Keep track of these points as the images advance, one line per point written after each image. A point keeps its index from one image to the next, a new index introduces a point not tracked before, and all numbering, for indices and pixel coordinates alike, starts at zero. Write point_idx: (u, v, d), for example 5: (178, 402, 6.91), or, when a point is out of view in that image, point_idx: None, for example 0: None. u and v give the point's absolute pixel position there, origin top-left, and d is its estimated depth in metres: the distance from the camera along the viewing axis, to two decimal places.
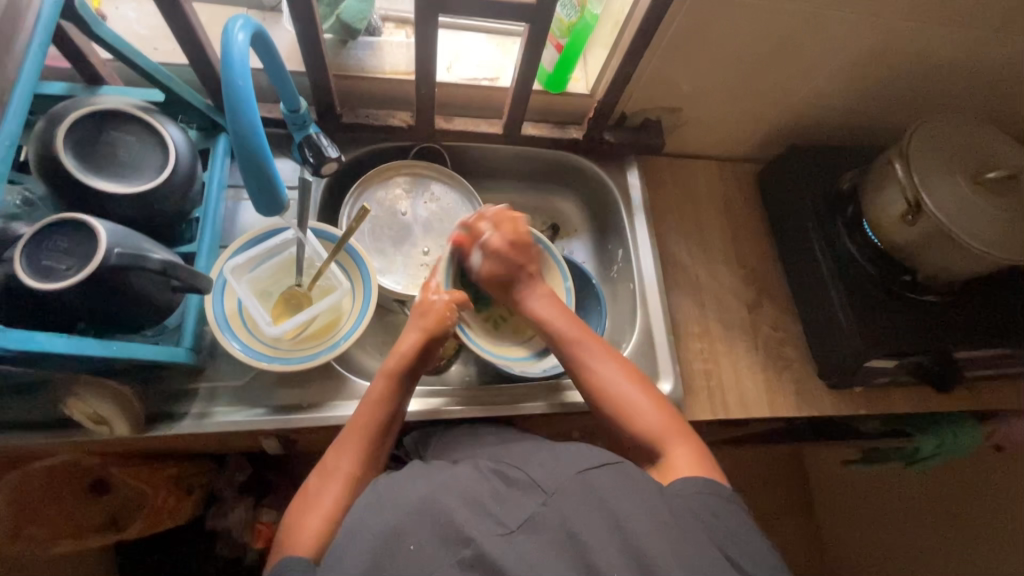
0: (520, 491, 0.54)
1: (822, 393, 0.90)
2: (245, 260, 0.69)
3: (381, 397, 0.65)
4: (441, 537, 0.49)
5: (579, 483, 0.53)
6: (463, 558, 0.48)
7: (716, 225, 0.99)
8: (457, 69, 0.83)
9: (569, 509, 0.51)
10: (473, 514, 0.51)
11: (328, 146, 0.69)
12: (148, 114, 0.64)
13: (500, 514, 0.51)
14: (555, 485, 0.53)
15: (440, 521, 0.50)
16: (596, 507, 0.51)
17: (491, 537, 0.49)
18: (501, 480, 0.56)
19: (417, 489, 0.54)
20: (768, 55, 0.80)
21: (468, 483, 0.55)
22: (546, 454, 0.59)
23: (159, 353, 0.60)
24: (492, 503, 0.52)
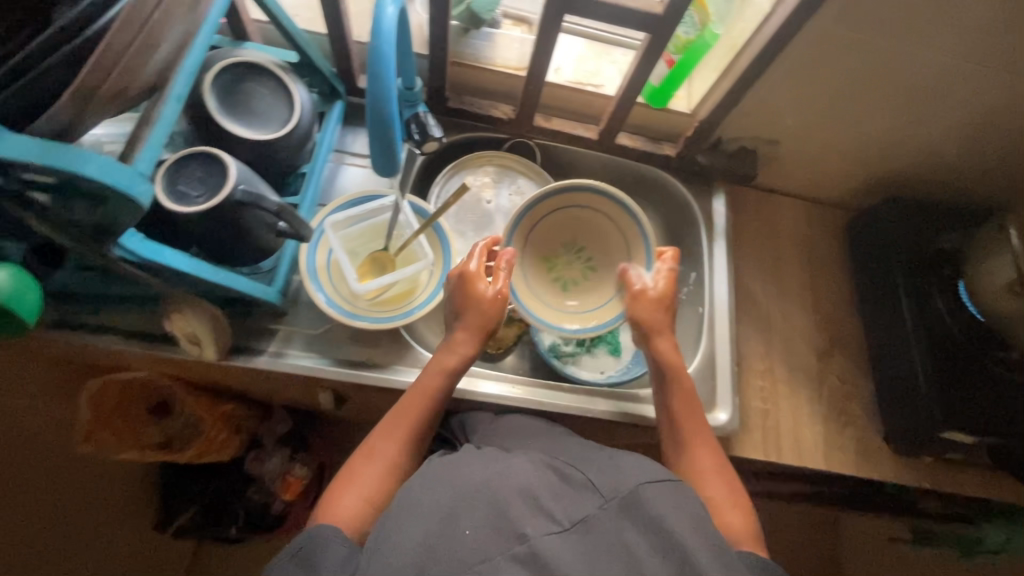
0: (577, 491, 0.53)
1: (884, 457, 0.86)
2: (344, 218, 0.74)
3: (432, 393, 0.67)
4: (496, 528, 0.49)
5: (642, 495, 0.51)
6: (515, 553, 0.48)
7: (797, 264, 0.96)
8: (565, 72, 0.85)
9: (627, 521, 0.50)
10: (528, 510, 0.50)
11: (432, 123, 0.74)
12: (283, 71, 0.69)
13: (555, 510, 0.51)
14: (614, 492, 0.53)
15: (496, 511, 0.50)
16: (652, 521, 0.50)
17: (544, 535, 0.49)
18: (558, 476, 0.55)
19: (476, 474, 0.54)
20: (887, 101, 0.78)
21: (527, 476, 0.54)
22: (607, 462, 0.58)
23: (253, 289, 0.64)
24: (547, 501, 0.51)
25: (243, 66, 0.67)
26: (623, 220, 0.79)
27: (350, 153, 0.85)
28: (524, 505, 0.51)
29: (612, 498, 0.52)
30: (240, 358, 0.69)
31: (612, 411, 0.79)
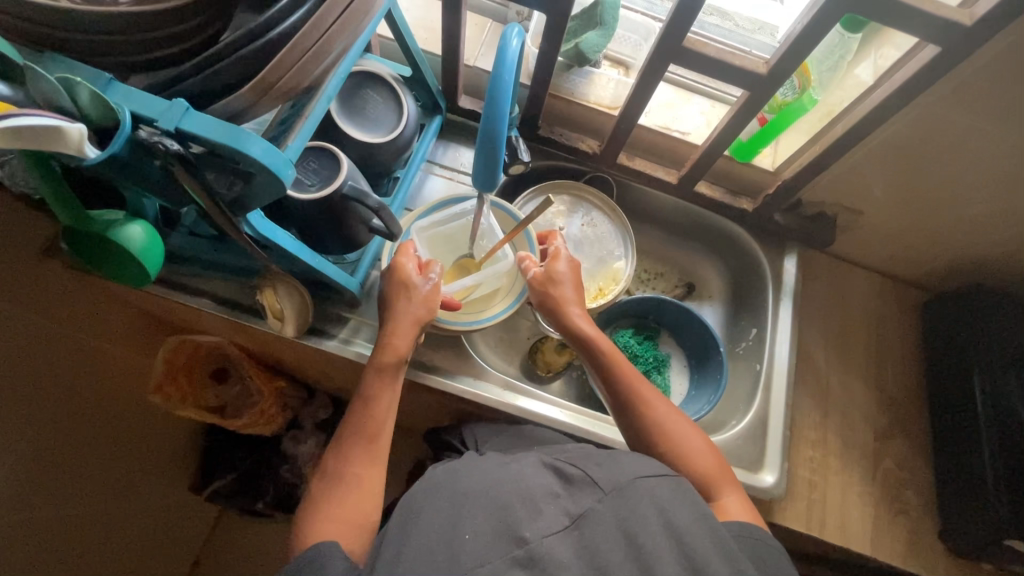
0: (576, 489, 0.54)
1: (937, 554, 0.81)
2: (430, 224, 0.77)
3: (378, 396, 0.64)
4: (495, 531, 0.49)
5: (641, 487, 0.52)
6: (514, 556, 0.48)
7: (862, 336, 0.94)
8: (655, 116, 0.88)
9: (627, 510, 0.51)
10: (527, 511, 0.51)
11: (523, 149, 0.81)
12: (397, 83, 0.75)
13: (550, 509, 0.51)
14: (612, 486, 0.53)
15: (493, 505, 0.52)
16: (652, 510, 0.50)
17: (541, 535, 0.49)
18: (558, 476, 0.56)
19: (472, 479, 0.56)
20: (984, 185, 0.76)
21: (523, 477, 0.55)
22: (604, 455, 0.58)
23: (339, 277, 0.69)
24: (546, 500, 0.52)
25: (362, 74, 0.74)
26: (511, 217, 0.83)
27: (439, 164, 0.90)
28: (525, 506, 0.51)
29: (610, 490, 0.52)
30: (313, 338, 0.74)
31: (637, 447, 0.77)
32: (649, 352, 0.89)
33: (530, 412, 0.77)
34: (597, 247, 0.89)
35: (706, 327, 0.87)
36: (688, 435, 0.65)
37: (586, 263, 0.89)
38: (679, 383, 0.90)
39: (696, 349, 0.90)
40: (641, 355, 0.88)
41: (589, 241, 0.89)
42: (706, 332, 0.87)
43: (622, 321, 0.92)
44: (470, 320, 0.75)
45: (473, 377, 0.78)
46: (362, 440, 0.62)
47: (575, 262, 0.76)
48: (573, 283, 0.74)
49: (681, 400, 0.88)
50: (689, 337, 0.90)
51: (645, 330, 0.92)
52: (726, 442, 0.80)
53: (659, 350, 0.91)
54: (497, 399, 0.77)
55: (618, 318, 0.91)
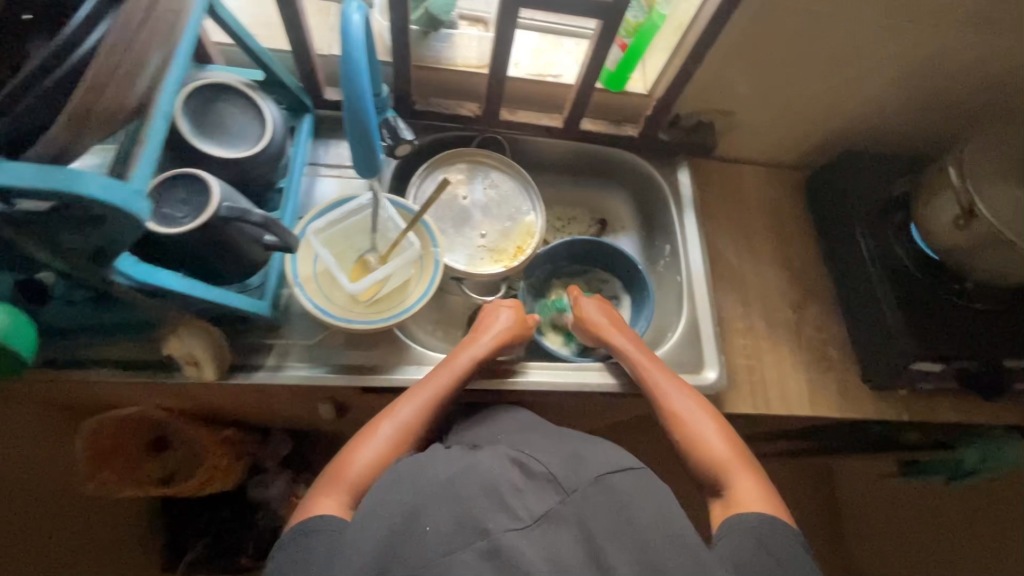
0: (540, 485, 0.55)
1: (865, 396, 0.91)
2: (325, 224, 0.73)
3: (455, 372, 0.73)
4: (458, 525, 0.50)
5: (608, 483, 0.55)
6: (478, 548, 0.49)
7: (763, 226, 1.01)
8: (525, 66, 0.88)
9: (589, 507, 0.53)
10: (492, 503, 0.52)
11: (403, 127, 0.78)
12: (251, 90, 0.71)
13: (517, 505, 0.52)
14: (578, 485, 0.55)
15: (459, 502, 0.52)
16: (617, 505, 0.54)
17: (506, 530, 0.50)
18: (520, 471, 0.57)
19: (436, 472, 0.56)
20: (824, 62, 0.83)
21: (487, 468, 0.56)
22: (569, 451, 0.60)
23: (246, 304, 0.66)
24: (512, 495, 0.53)
25: (211, 87, 0.69)
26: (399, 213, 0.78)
27: (323, 165, 0.86)
28: (488, 499, 0.52)
29: (574, 491, 0.54)
30: (240, 374, 0.70)
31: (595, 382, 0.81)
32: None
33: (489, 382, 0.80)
34: (505, 207, 0.90)
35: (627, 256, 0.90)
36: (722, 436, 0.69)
37: (498, 226, 0.89)
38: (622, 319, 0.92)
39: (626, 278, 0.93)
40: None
41: (495, 204, 0.89)
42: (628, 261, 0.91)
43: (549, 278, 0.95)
44: (388, 316, 0.72)
45: (416, 365, 0.77)
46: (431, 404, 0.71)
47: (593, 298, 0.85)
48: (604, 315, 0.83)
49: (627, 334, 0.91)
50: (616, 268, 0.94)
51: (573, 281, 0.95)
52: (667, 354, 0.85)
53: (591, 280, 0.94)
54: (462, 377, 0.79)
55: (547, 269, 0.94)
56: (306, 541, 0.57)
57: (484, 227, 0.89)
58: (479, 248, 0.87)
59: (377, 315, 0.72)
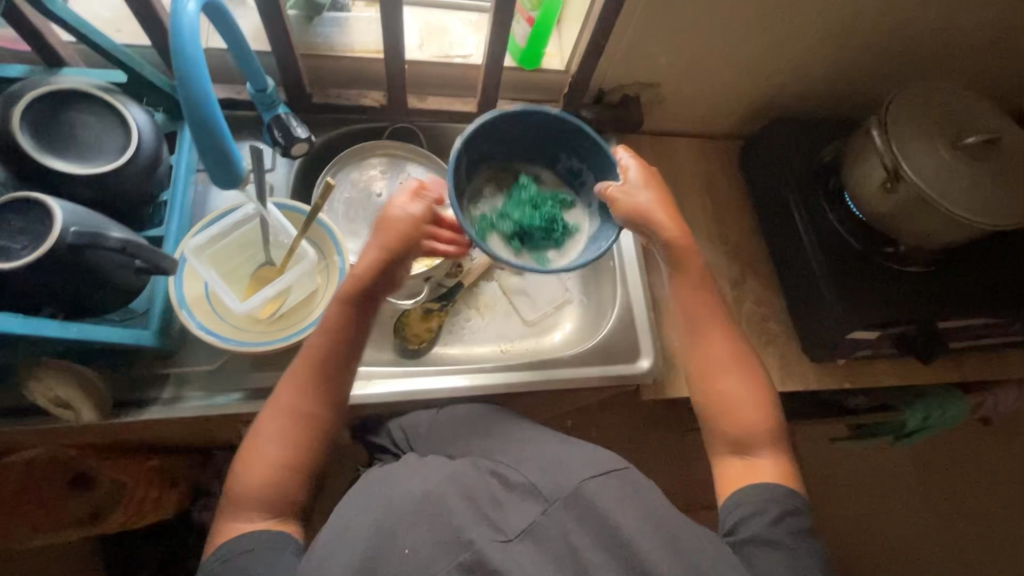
0: (520, 497, 0.58)
1: (804, 367, 0.89)
2: (207, 240, 0.64)
3: (332, 327, 0.61)
4: (439, 543, 0.53)
5: (586, 491, 0.57)
6: (462, 561, 0.52)
7: (698, 200, 0.97)
8: (430, 47, 0.81)
9: (572, 516, 0.55)
10: (474, 517, 0.55)
11: (296, 125, 0.72)
12: (111, 94, 0.63)
13: (498, 519, 0.56)
14: (557, 493, 0.57)
15: (438, 518, 0.55)
16: (596, 513, 0.55)
17: (490, 541, 0.53)
18: (499, 482, 0.60)
19: (412, 488, 0.59)
20: (742, 25, 0.79)
21: (466, 481, 0.59)
22: (548, 458, 0.63)
23: (123, 336, 0.59)
24: (493, 506, 0.57)
25: (58, 95, 0.61)
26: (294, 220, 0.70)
27: None
28: (469, 510, 0.56)
29: (554, 500, 0.57)
30: (130, 413, 0.65)
31: (540, 382, 0.78)
32: (541, 197, 0.72)
33: (429, 391, 0.76)
34: None
35: (596, 147, 0.68)
36: (754, 397, 0.65)
37: None
38: (586, 216, 0.72)
39: (587, 175, 0.71)
40: (531, 200, 0.71)
41: None
42: (594, 146, 0.68)
43: (485, 173, 0.72)
44: (289, 336, 0.66)
45: None
46: (312, 379, 0.60)
47: (644, 164, 0.68)
48: (661, 200, 0.67)
49: (593, 231, 0.70)
50: (582, 161, 0.71)
51: (511, 178, 0.73)
52: (602, 344, 0.82)
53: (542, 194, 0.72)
54: (396, 390, 0.75)
55: (481, 169, 0.72)
56: (235, 568, 0.53)
57: None
58: None
59: (277, 335, 0.66)
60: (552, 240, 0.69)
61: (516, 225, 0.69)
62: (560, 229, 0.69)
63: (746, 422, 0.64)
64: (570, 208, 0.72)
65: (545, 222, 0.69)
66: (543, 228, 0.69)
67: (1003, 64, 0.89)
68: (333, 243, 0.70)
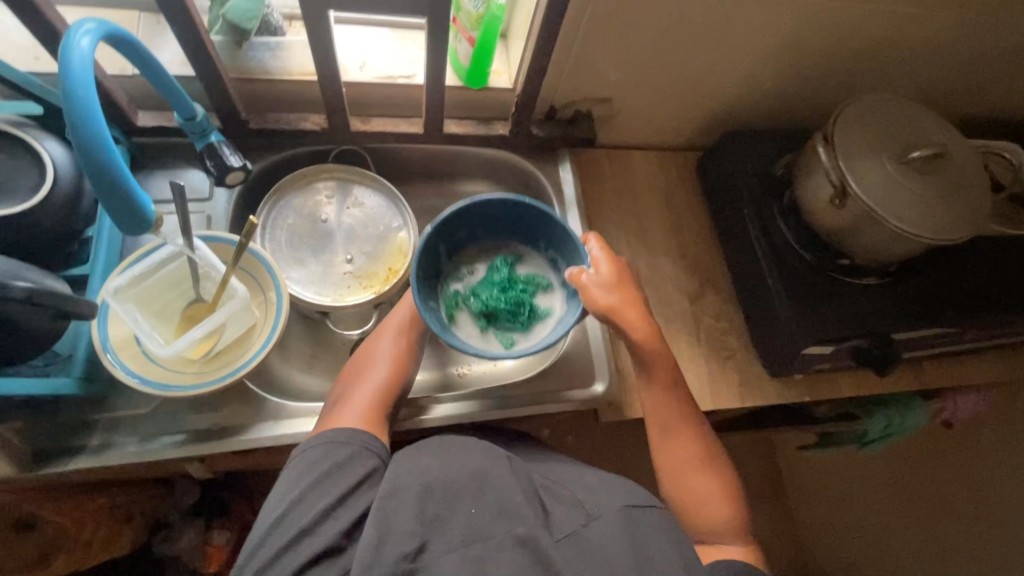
0: (567, 507, 0.57)
1: (765, 381, 0.89)
2: (132, 279, 0.62)
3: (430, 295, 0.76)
4: (500, 514, 0.54)
5: (630, 515, 0.56)
6: (515, 534, 0.53)
7: (655, 215, 0.96)
8: (371, 68, 0.79)
9: (616, 529, 0.55)
10: (532, 511, 0.55)
11: (229, 153, 0.70)
12: (22, 130, 0.60)
13: (554, 522, 0.55)
14: (600, 511, 0.56)
15: (499, 501, 0.55)
16: (628, 536, 0.54)
17: (547, 537, 0.53)
18: (548, 494, 0.59)
19: (473, 462, 0.59)
20: (688, 40, 0.78)
21: (526, 476, 0.59)
22: (589, 483, 0.62)
23: (40, 387, 0.56)
24: (548, 513, 0.56)
25: None
26: (226, 252, 0.67)
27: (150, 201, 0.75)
28: (530, 505, 0.56)
29: (598, 515, 0.56)
30: (52, 464, 0.62)
31: (495, 410, 0.77)
32: (514, 278, 0.78)
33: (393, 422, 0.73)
34: (373, 227, 0.81)
35: (566, 235, 0.73)
36: (718, 485, 0.68)
37: (366, 249, 0.81)
38: (557, 301, 0.77)
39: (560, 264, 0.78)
40: (502, 283, 0.78)
41: (361, 224, 0.81)
42: (566, 236, 0.73)
43: (468, 253, 0.80)
44: (222, 377, 0.63)
45: (272, 422, 0.68)
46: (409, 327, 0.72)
47: (616, 265, 0.69)
48: (630, 303, 0.67)
49: (559, 318, 0.75)
50: (557, 251, 0.77)
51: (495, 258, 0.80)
52: (559, 367, 0.80)
53: (518, 278, 0.78)
54: None
55: (467, 250, 0.80)
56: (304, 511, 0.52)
57: (350, 251, 0.80)
58: (344, 275, 0.79)
59: (208, 379, 0.63)
60: (518, 323, 0.75)
61: (482, 305, 0.76)
62: (526, 314, 0.75)
63: (711, 512, 0.66)
64: (543, 292, 0.78)
65: (511, 305, 0.75)
66: (508, 310, 0.75)
67: (949, 72, 0.89)
68: (269, 274, 0.67)
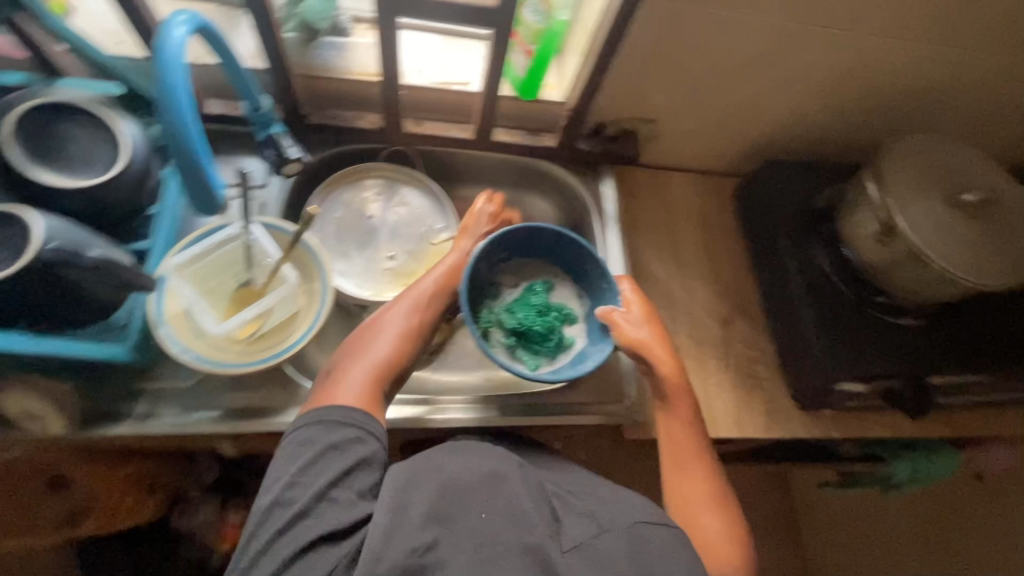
0: (574, 517, 0.57)
1: (793, 414, 0.88)
2: (191, 258, 0.66)
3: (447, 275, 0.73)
4: (510, 520, 0.54)
5: (638, 531, 0.56)
6: (526, 543, 0.53)
7: (693, 238, 0.97)
8: (429, 73, 0.82)
9: (621, 541, 0.55)
10: (541, 520, 0.55)
11: (289, 144, 0.72)
12: (103, 108, 0.63)
13: (561, 531, 0.55)
14: (609, 523, 0.56)
15: (511, 505, 0.55)
16: (636, 551, 0.54)
17: (554, 547, 0.53)
18: (557, 502, 0.59)
19: (488, 466, 0.59)
20: (741, 67, 0.79)
21: (536, 484, 0.59)
22: (600, 492, 0.62)
23: (96, 352, 0.59)
24: (556, 522, 0.56)
25: (49, 108, 0.61)
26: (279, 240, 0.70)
27: None
28: (537, 513, 0.55)
29: (607, 527, 0.56)
30: (101, 427, 0.64)
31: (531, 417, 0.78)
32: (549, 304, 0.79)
33: (424, 416, 0.75)
34: (416, 227, 0.84)
35: (605, 276, 0.78)
36: (724, 519, 0.67)
37: (408, 247, 0.83)
38: (582, 334, 0.79)
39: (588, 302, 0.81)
40: (539, 306, 0.78)
41: (405, 223, 0.83)
42: (603, 274, 0.79)
43: (507, 270, 0.82)
44: (265, 359, 0.65)
45: None
46: (422, 304, 0.70)
47: (645, 303, 0.78)
48: (658, 338, 0.76)
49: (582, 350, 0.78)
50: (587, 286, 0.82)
51: (531, 280, 0.82)
52: (587, 379, 0.81)
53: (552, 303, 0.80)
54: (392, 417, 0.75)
55: (500, 270, 0.82)
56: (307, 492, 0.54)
57: (392, 249, 0.82)
58: (385, 271, 0.81)
59: (250, 359, 0.66)
60: (546, 348, 0.77)
61: (516, 323, 0.77)
62: (556, 340, 0.77)
63: (718, 544, 0.65)
64: (571, 322, 0.80)
65: (545, 329, 0.77)
66: (540, 333, 0.77)
67: (1004, 118, 0.88)
68: (315, 265, 0.70)
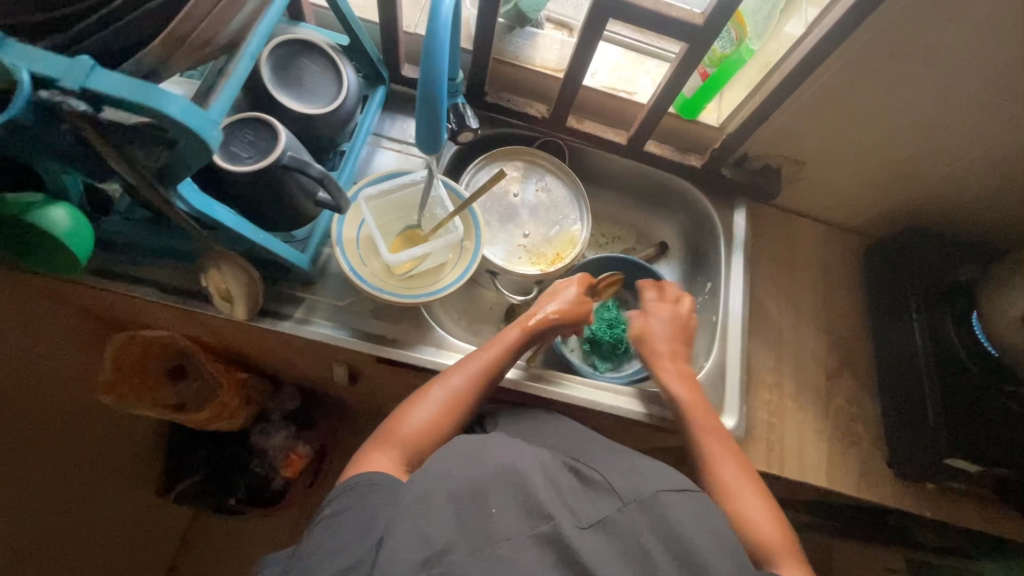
0: (595, 492, 0.55)
1: (886, 480, 0.85)
2: (378, 192, 0.75)
3: (511, 343, 0.72)
4: (523, 509, 0.50)
5: (660, 500, 0.53)
6: (540, 532, 0.49)
7: (812, 284, 0.97)
8: (601, 77, 0.88)
9: (646, 519, 0.52)
10: (555, 499, 0.51)
11: (469, 115, 0.80)
12: (335, 52, 0.73)
13: (576, 508, 0.52)
14: (632, 497, 0.54)
15: (527, 494, 0.51)
16: (667, 529, 0.51)
17: (569, 524, 0.49)
18: (577, 477, 0.57)
19: (493, 455, 0.54)
20: (909, 126, 0.80)
21: (548, 461, 0.56)
22: (625, 468, 0.60)
23: (287, 252, 0.67)
24: (573, 495, 0.53)
25: (294, 45, 0.71)
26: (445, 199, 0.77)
27: (387, 137, 0.88)
28: (550, 488, 0.52)
29: (630, 500, 0.53)
30: (267, 320, 0.73)
31: (625, 409, 0.79)
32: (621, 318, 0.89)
33: (536, 386, 0.78)
34: (553, 212, 0.89)
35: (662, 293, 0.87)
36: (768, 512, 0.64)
37: (543, 230, 0.89)
38: None
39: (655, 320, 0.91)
40: (610, 320, 0.88)
41: (545, 206, 0.89)
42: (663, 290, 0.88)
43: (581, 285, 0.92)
44: (416, 295, 0.72)
45: (434, 347, 0.76)
46: (481, 369, 0.70)
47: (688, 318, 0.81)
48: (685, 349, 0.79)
49: None
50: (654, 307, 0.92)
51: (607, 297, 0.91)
52: None
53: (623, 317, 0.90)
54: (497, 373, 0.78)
55: None
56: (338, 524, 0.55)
57: (529, 227, 0.88)
58: (519, 246, 0.87)
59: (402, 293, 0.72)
60: (614, 356, 0.87)
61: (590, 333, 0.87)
62: (624, 350, 0.87)
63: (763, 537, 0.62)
64: None
65: (615, 341, 0.87)
66: (610, 345, 0.87)
67: None
68: (475, 227, 0.76)
